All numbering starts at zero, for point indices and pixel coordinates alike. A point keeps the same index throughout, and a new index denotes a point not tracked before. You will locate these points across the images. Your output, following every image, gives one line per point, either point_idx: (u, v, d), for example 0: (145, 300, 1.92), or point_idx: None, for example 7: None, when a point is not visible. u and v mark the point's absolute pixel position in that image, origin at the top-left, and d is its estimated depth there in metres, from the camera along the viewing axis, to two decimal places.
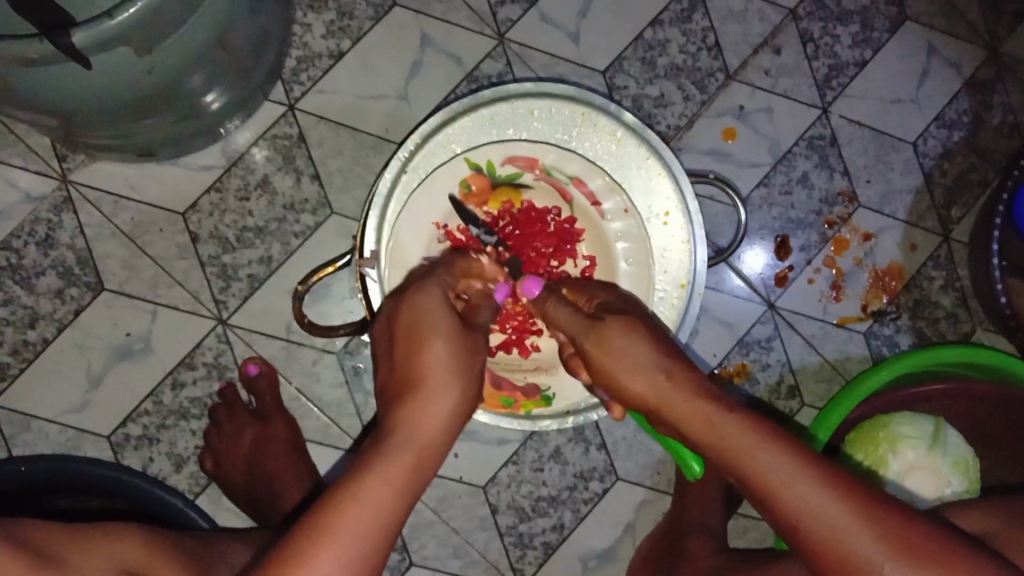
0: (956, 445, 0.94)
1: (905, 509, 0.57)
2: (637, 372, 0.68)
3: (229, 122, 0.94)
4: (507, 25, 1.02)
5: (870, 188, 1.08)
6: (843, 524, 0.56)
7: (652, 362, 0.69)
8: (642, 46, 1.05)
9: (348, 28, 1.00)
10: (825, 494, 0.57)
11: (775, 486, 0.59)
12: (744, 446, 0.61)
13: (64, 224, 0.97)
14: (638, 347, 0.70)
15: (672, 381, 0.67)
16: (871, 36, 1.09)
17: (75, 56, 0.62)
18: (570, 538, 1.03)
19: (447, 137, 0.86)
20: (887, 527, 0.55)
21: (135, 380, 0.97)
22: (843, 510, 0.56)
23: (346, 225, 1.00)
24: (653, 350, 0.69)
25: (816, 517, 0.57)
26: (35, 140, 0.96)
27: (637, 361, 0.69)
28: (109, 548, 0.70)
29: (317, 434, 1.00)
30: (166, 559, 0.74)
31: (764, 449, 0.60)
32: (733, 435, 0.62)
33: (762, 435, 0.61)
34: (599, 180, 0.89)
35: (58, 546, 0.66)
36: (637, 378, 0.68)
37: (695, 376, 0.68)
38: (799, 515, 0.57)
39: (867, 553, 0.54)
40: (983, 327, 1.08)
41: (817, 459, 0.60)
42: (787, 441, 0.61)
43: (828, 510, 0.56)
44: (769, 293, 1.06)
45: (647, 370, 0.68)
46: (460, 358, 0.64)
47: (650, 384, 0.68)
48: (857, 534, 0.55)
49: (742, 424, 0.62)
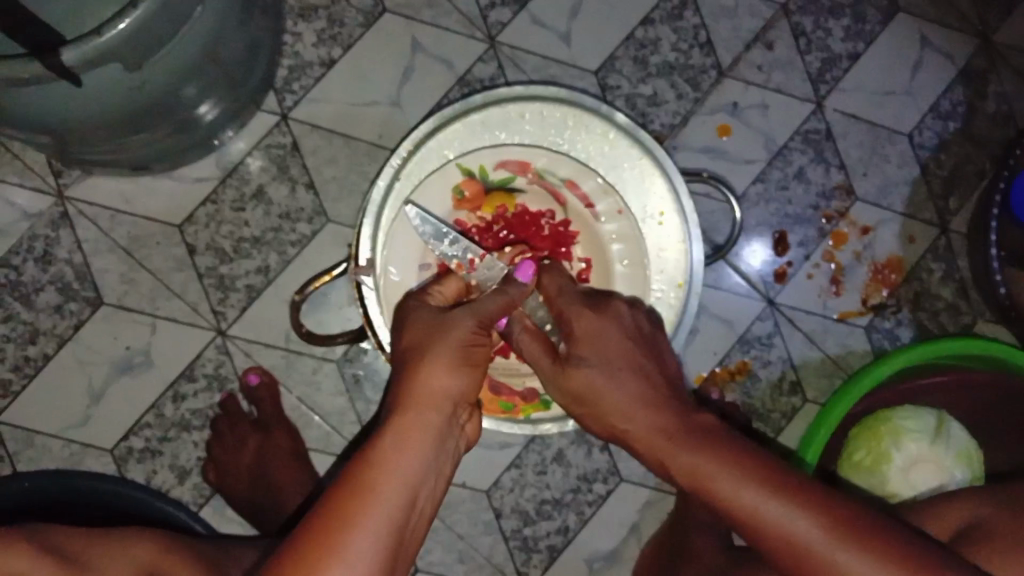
0: (959, 438, 0.94)
1: (884, 524, 0.56)
2: (613, 405, 0.68)
3: (224, 132, 0.94)
4: (497, 28, 1.02)
5: (867, 181, 1.08)
6: (814, 543, 0.55)
7: (613, 398, 0.69)
8: (633, 45, 1.04)
9: (338, 36, 1.00)
10: (799, 515, 0.56)
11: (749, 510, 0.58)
12: (709, 477, 0.61)
13: (61, 240, 0.97)
14: (594, 378, 0.69)
15: (648, 410, 0.67)
16: (863, 28, 1.09)
17: (65, 73, 0.62)
18: (576, 540, 1.03)
19: (439, 143, 0.87)
20: (859, 542, 0.54)
21: (136, 393, 0.98)
22: (816, 531, 0.56)
23: (342, 233, 1.00)
24: (612, 382, 0.69)
25: (791, 540, 0.56)
26: (31, 157, 0.96)
27: (605, 398, 0.69)
28: (126, 550, 0.71)
29: (319, 444, 1.00)
30: (181, 560, 0.74)
31: (731, 478, 0.60)
32: (700, 461, 0.62)
33: (730, 461, 0.61)
34: (592, 182, 0.88)
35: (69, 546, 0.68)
36: (617, 410, 0.68)
37: (660, 407, 0.68)
38: (775, 539, 0.57)
39: (846, 569, 0.54)
40: (986, 319, 1.07)
41: (786, 474, 0.60)
42: (754, 466, 0.61)
43: (799, 533, 0.56)
44: (769, 289, 1.06)
45: (612, 400, 0.69)
46: (452, 348, 0.65)
47: (613, 420, 0.69)
48: (835, 553, 0.55)
49: (705, 459, 0.62)
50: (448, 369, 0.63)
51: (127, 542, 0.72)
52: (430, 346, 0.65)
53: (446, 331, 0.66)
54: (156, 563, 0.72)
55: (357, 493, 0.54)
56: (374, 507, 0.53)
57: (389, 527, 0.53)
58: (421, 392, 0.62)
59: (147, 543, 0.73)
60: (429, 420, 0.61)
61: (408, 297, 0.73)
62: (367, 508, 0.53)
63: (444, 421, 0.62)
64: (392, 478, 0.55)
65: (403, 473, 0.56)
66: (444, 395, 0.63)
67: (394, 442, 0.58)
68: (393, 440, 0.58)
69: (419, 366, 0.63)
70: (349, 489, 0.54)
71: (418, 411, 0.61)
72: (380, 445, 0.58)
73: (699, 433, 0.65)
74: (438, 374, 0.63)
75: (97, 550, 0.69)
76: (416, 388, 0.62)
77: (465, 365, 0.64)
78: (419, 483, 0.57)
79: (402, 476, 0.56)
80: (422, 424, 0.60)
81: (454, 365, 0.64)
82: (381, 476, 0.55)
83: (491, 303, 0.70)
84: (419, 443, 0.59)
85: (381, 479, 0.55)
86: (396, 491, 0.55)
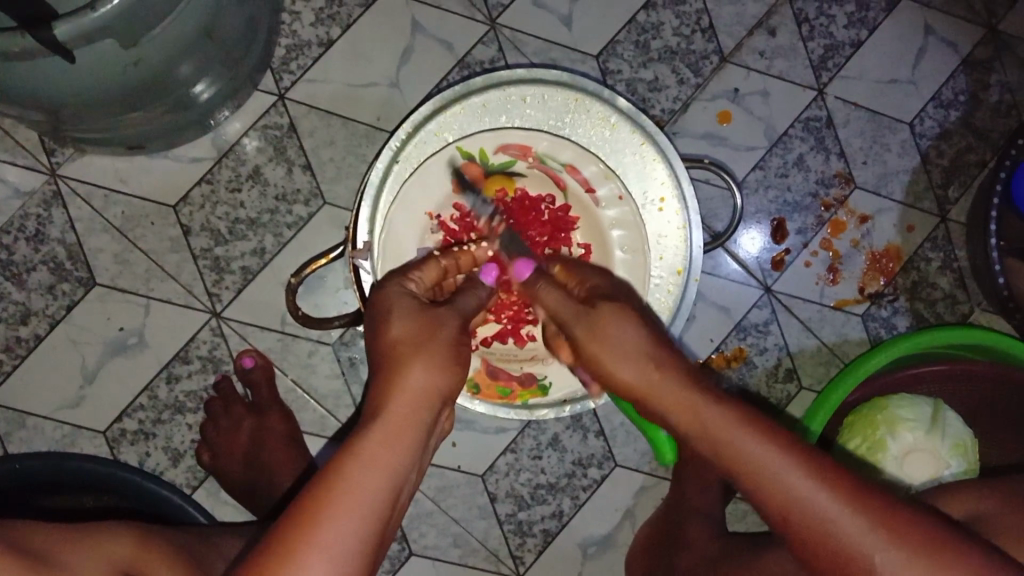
0: (955, 428, 0.94)
1: (894, 496, 0.56)
2: (628, 362, 0.65)
3: (220, 112, 0.93)
4: (498, 9, 1.01)
5: (866, 170, 1.07)
6: (836, 516, 0.54)
7: (640, 347, 0.65)
8: (635, 29, 1.03)
9: (337, 15, 0.99)
10: (821, 487, 0.56)
11: (766, 479, 0.57)
12: (736, 442, 0.59)
13: (54, 219, 0.96)
14: (622, 331, 0.66)
15: (662, 371, 0.64)
16: (866, 15, 1.08)
17: (60, 51, 0.61)
18: (570, 525, 1.03)
19: (439, 125, 0.86)
20: (878, 516, 0.54)
21: (130, 374, 0.97)
22: (837, 502, 0.55)
23: (339, 216, 0.99)
24: (631, 327, 0.67)
25: (808, 511, 0.55)
26: (24, 135, 0.95)
27: (621, 351, 0.65)
28: (101, 548, 0.67)
29: (314, 426, 1.00)
30: (160, 556, 0.72)
31: (753, 439, 0.58)
32: (724, 426, 0.60)
33: (753, 426, 0.59)
34: (593, 167, 0.88)
35: (51, 546, 0.64)
36: (627, 366, 0.65)
37: (683, 364, 0.65)
38: (790, 509, 0.56)
39: (864, 544, 0.53)
40: (982, 308, 1.08)
41: (803, 444, 0.59)
42: (773, 429, 0.60)
43: (821, 504, 0.55)
44: (766, 277, 1.06)
45: (638, 352, 0.65)
46: (439, 348, 0.64)
47: (636, 374, 0.65)
48: (852, 525, 0.54)
49: (733, 415, 0.60)
50: (431, 369, 0.62)
51: (102, 539, 0.68)
52: (420, 343, 0.64)
53: (435, 330, 0.66)
54: (133, 562, 0.69)
55: (332, 493, 0.53)
56: (354, 502, 0.53)
57: (373, 514, 0.53)
58: (405, 390, 0.61)
59: (123, 540, 0.70)
60: (418, 417, 0.60)
61: (389, 282, 0.72)
62: (348, 503, 0.53)
63: (428, 422, 0.61)
64: (374, 471, 0.55)
65: (382, 474, 0.55)
66: (433, 389, 0.62)
67: (378, 440, 0.57)
68: (378, 435, 0.57)
69: (409, 359, 0.62)
70: (321, 491, 0.53)
71: (406, 407, 0.60)
72: (366, 437, 0.57)
73: (725, 395, 0.62)
74: (428, 372, 0.62)
75: (74, 549, 0.65)
76: (403, 378, 0.61)
77: (454, 363, 0.64)
78: (403, 478, 0.57)
79: (381, 478, 0.55)
80: (406, 423, 0.59)
81: (443, 361, 0.63)
82: (365, 469, 0.55)
83: (470, 304, 0.73)
84: (405, 439, 0.58)
85: (364, 468, 0.55)
86: (376, 490, 0.54)
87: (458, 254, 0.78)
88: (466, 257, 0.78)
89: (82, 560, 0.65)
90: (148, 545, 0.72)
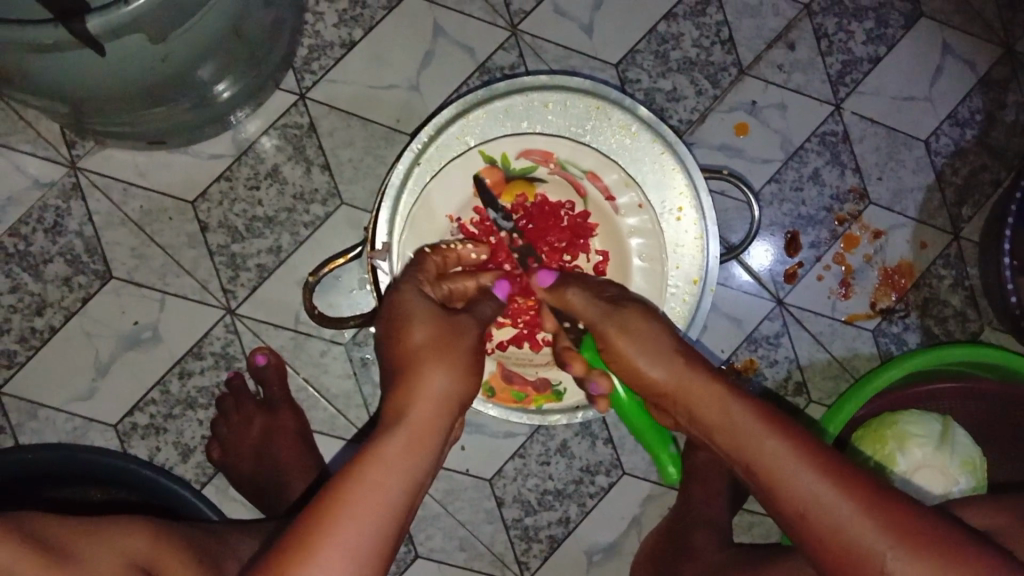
0: (964, 445, 0.94)
1: (910, 500, 0.56)
2: (654, 360, 0.67)
3: (240, 111, 0.93)
4: (519, 16, 1.01)
5: (881, 185, 1.07)
6: (845, 514, 0.55)
7: (664, 349, 0.67)
8: (655, 39, 1.04)
9: (360, 17, 0.99)
10: (833, 490, 0.56)
11: (781, 474, 0.58)
12: (754, 439, 0.61)
13: (72, 211, 0.96)
14: (651, 330, 0.69)
15: (688, 367, 0.66)
16: (885, 32, 1.08)
17: (91, 43, 0.61)
18: (576, 532, 1.03)
19: (460, 129, 0.86)
20: (886, 516, 0.54)
21: (142, 368, 0.97)
22: (845, 500, 0.55)
23: (357, 216, 0.99)
24: (650, 327, 0.69)
25: (816, 505, 0.56)
26: (44, 127, 0.95)
27: (644, 352, 0.67)
28: (115, 541, 0.68)
29: (324, 425, 1.00)
30: (173, 550, 0.72)
31: (769, 436, 0.60)
32: (744, 422, 0.62)
33: (772, 426, 0.61)
34: (614, 174, 0.89)
35: (65, 537, 0.65)
36: (653, 364, 0.67)
37: (707, 365, 0.67)
38: (798, 502, 0.57)
39: (871, 543, 0.53)
40: (992, 327, 1.08)
41: (820, 445, 0.60)
42: (791, 429, 0.61)
43: (830, 507, 0.55)
44: (778, 290, 1.06)
45: (667, 349, 0.67)
46: (462, 353, 0.64)
47: (658, 372, 0.67)
48: (857, 525, 0.54)
49: (751, 413, 0.62)
50: (452, 373, 0.62)
51: (115, 533, 0.68)
52: (445, 342, 0.64)
53: (458, 334, 0.65)
54: (148, 556, 0.69)
55: (348, 494, 0.53)
56: (372, 502, 0.53)
57: (390, 516, 0.54)
58: (427, 392, 0.61)
59: (136, 533, 0.70)
60: (436, 422, 0.61)
61: (411, 284, 0.71)
62: (366, 504, 0.53)
63: (445, 427, 0.62)
64: (393, 474, 0.55)
65: (401, 477, 0.55)
66: (452, 395, 0.62)
67: (402, 441, 0.58)
68: (400, 437, 0.58)
69: (432, 361, 0.62)
70: (339, 491, 0.53)
71: (426, 410, 0.60)
72: (387, 438, 0.58)
73: (746, 394, 0.64)
74: (450, 376, 0.62)
75: (88, 542, 0.66)
76: (426, 380, 0.61)
77: (473, 370, 0.65)
78: (420, 482, 0.57)
79: (397, 481, 0.55)
80: (427, 425, 0.60)
81: (466, 368, 0.64)
82: (383, 470, 0.55)
83: (485, 313, 0.73)
84: (425, 443, 0.59)
85: (381, 470, 0.55)
86: (394, 493, 0.55)
87: (445, 250, 0.81)
88: (454, 254, 0.81)
89: (98, 553, 0.66)
90: (163, 539, 0.72)
